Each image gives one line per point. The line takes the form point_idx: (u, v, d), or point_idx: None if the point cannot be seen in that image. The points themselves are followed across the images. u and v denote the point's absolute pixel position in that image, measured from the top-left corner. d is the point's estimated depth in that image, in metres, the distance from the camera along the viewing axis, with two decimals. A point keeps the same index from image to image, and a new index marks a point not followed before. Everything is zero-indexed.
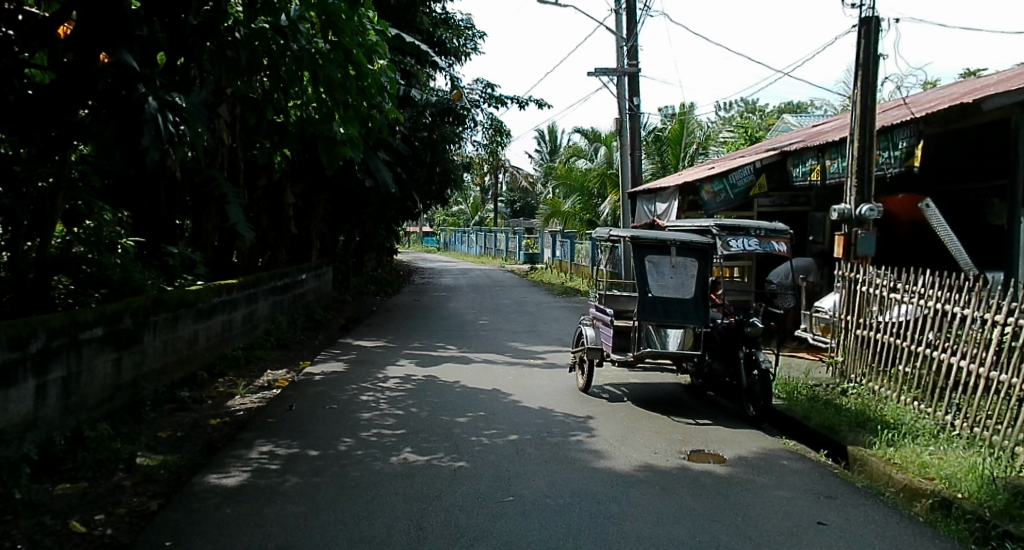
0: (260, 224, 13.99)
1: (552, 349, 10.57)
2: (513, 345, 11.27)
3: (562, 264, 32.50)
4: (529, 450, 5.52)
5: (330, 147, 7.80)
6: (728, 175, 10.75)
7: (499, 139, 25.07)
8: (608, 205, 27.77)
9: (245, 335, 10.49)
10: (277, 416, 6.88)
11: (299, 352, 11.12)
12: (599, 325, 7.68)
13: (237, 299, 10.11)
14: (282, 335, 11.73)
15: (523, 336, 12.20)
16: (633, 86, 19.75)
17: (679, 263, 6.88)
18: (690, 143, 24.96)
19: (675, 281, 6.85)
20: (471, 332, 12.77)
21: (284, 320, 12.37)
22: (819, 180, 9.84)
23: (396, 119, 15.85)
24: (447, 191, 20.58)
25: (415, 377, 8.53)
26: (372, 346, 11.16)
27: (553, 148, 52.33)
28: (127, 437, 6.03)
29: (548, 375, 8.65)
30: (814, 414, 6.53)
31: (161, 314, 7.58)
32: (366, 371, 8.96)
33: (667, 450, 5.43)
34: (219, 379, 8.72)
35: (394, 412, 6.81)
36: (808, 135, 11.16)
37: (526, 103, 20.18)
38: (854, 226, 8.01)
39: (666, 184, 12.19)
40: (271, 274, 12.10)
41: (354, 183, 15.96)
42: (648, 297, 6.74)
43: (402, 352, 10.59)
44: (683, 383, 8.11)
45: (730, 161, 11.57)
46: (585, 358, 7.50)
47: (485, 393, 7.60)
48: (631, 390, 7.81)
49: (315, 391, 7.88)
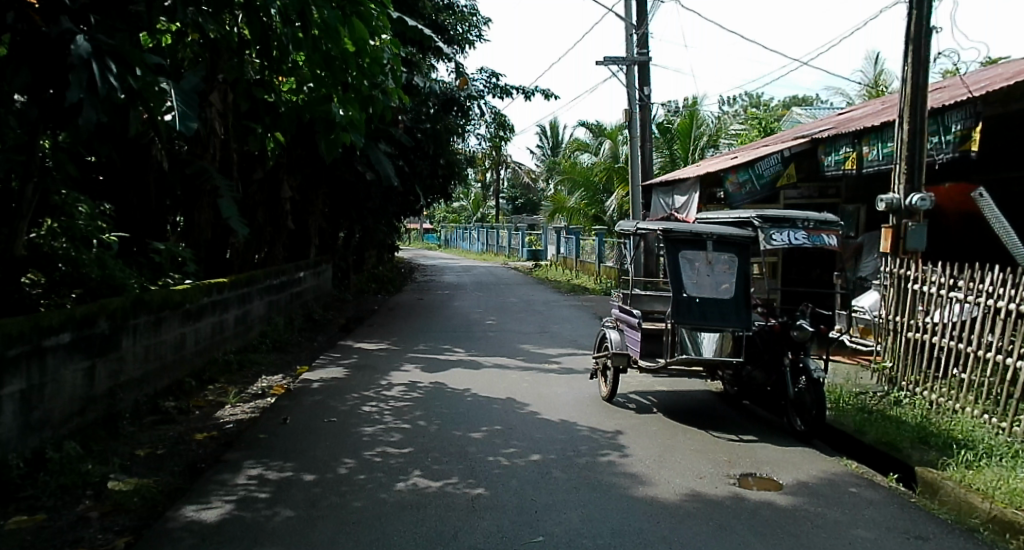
0: (255, 220, 13.30)
1: (567, 353, 9.88)
2: (524, 347, 10.60)
3: (568, 262, 31.85)
4: (557, 474, 4.83)
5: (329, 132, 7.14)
6: (754, 164, 10.08)
7: (502, 132, 24.34)
8: (615, 200, 27.09)
9: (238, 338, 9.81)
10: (270, 430, 6.20)
11: (297, 356, 10.44)
12: (624, 329, 7.00)
13: (229, 300, 9.42)
14: (279, 337, 11.05)
15: (534, 337, 11.53)
16: (643, 75, 19.03)
17: (716, 259, 6.18)
18: (700, 136, 24.27)
19: (711, 280, 6.13)
20: (478, 333, 12.07)
21: (281, 321, 11.69)
22: (854, 169, 9.13)
23: (398, 109, 15.16)
24: (451, 186, 19.88)
25: (422, 384, 7.85)
26: (375, 350, 10.48)
27: (555, 143, 51.62)
28: (99, 457, 5.34)
29: (566, 381, 7.96)
30: (868, 428, 5.83)
31: (143, 316, 6.88)
32: (369, 378, 8.27)
33: (713, 475, 4.73)
34: (208, 386, 8.04)
35: (400, 426, 6.12)
36: (840, 122, 10.44)
37: (532, 94, 19.46)
38: (904, 217, 7.30)
39: (685, 175, 11.44)
40: (267, 272, 11.41)
41: (355, 176, 15.28)
42: (683, 298, 6.03)
43: (407, 355, 9.91)
44: (715, 392, 7.43)
45: (753, 151, 10.86)
46: (610, 365, 6.83)
47: (499, 403, 6.91)
48: (661, 399, 7.12)
49: (313, 401, 7.20)
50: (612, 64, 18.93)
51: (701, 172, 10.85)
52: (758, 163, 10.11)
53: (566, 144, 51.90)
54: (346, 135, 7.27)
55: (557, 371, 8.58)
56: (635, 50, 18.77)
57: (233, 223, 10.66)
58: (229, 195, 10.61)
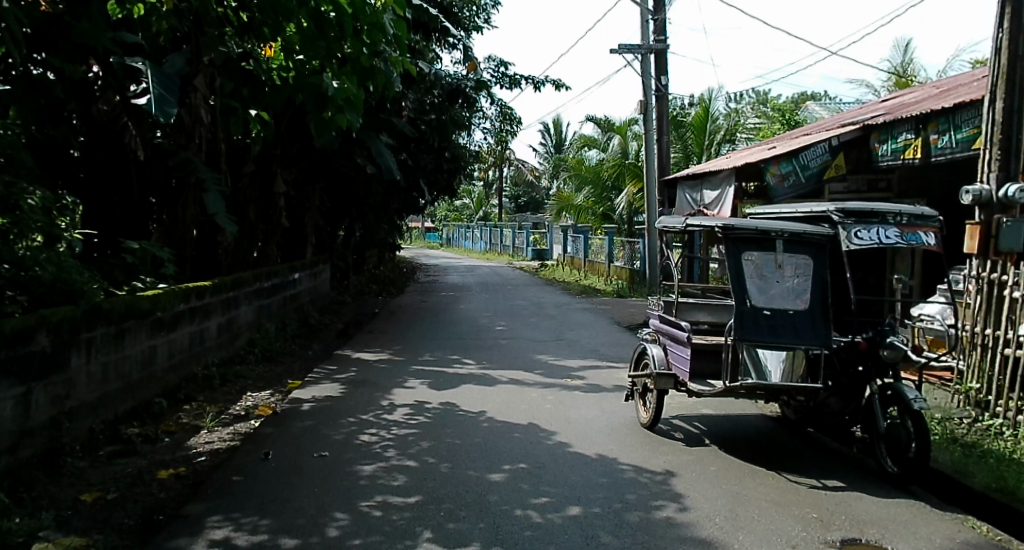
0: (246, 217, 12.24)
1: (590, 367, 8.83)
2: (540, 358, 9.56)
3: (574, 262, 30.83)
4: (607, 539, 3.75)
5: (320, 110, 6.18)
6: (798, 154, 9.09)
7: (508, 126, 23.28)
8: (625, 197, 26.02)
9: (222, 349, 8.75)
10: (247, 469, 5.14)
11: (289, 368, 9.40)
12: (669, 345, 5.97)
13: (212, 306, 8.37)
14: (270, 346, 10.02)
15: (550, 346, 10.49)
16: (661, 64, 17.95)
17: (787, 263, 5.10)
18: (716, 130, 23.20)
19: (784, 288, 5.06)
20: (487, 341, 11.00)
21: (272, 328, 10.66)
22: (917, 158, 8.06)
23: (401, 98, 14.12)
24: (455, 181, 18.85)
25: (429, 405, 6.81)
26: (375, 361, 9.44)
27: (559, 140, 50.61)
28: (29, 509, 4.28)
29: (594, 403, 6.92)
30: (971, 469, 4.74)
31: (101, 328, 5.81)
32: (369, 397, 7.23)
33: (807, 542, 3.69)
34: (183, 407, 6.98)
35: (404, 465, 5.06)
36: (892, 106, 9.40)
37: (543, 84, 18.40)
38: (997, 212, 6.19)
39: (717, 169, 10.34)
40: (257, 274, 10.36)
41: (355, 170, 14.24)
42: (748, 309, 5.00)
43: (411, 368, 8.86)
44: (771, 417, 6.37)
45: (794, 140, 9.84)
46: (653, 387, 5.80)
47: (521, 432, 5.86)
48: (711, 426, 6.07)
49: (302, 428, 6.13)
50: (627, 52, 17.89)
51: (736, 164, 9.74)
52: (802, 152, 9.09)
53: (571, 141, 50.84)
54: (340, 112, 6.15)
55: (583, 390, 7.54)
56: (651, 37, 17.73)
57: (220, 219, 9.62)
58: (214, 189, 9.55)
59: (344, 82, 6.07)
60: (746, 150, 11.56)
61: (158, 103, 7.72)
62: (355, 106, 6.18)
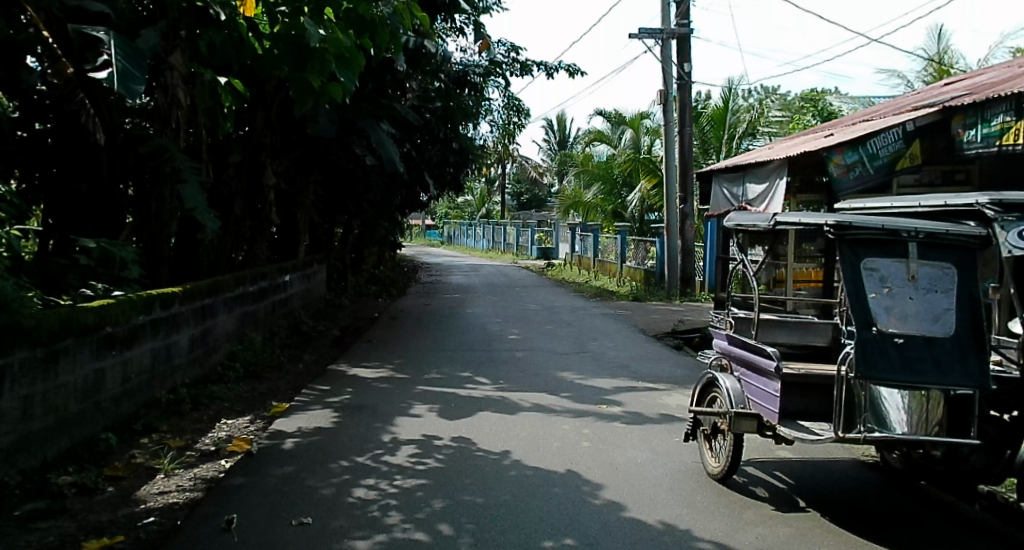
0: (233, 212, 10.98)
1: (624, 388, 7.59)
2: (563, 376, 8.35)
3: (582, 262, 29.60)
4: None
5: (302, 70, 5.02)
6: (867, 141, 7.86)
7: (516, 118, 22.05)
8: (637, 194, 24.76)
9: (196, 365, 7.50)
10: (204, 544, 3.87)
11: (275, 387, 8.15)
12: (748, 375, 4.73)
13: (183, 317, 7.12)
14: (254, 360, 8.79)
15: (573, 360, 9.27)
16: (684, 50, 16.72)
17: (923, 274, 3.84)
18: (736, 123, 21.94)
19: (918, 307, 3.79)
20: (501, 353, 9.77)
21: (258, 338, 9.43)
22: (1017, 144, 6.76)
23: (404, 83, 12.88)
24: (461, 176, 17.61)
25: (441, 444, 5.57)
26: (374, 378, 8.21)
27: (564, 137, 49.26)
28: None
29: (640, 442, 5.68)
30: None
31: (26, 350, 4.53)
32: (367, 430, 5.98)
33: None
34: (141, 441, 5.72)
35: (412, 541, 3.79)
36: (974, 87, 8.15)
37: (556, 71, 17.13)
38: None
39: (766, 160, 8.99)
40: (241, 277, 9.12)
41: (353, 162, 13.01)
42: (874, 335, 3.71)
43: (416, 389, 7.63)
44: (865, 463, 5.12)
45: (856, 127, 8.61)
46: (727, 430, 4.56)
47: (559, 488, 4.60)
48: (798, 478, 4.80)
49: (280, 477, 4.88)
50: (647, 38, 16.64)
51: (792, 154, 8.39)
52: (872, 138, 7.85)
53: (575, 138, 49.56)
54: (324, 68, 4.97)
55: (622, 421, 6.30)
56: (673, 21, 16.50)
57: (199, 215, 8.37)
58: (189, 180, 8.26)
59: (332, 30, 4.96)
60: (790, 141, 10.28)
61: (122, 77, 6.30)
62: (351, 64, 5.06)
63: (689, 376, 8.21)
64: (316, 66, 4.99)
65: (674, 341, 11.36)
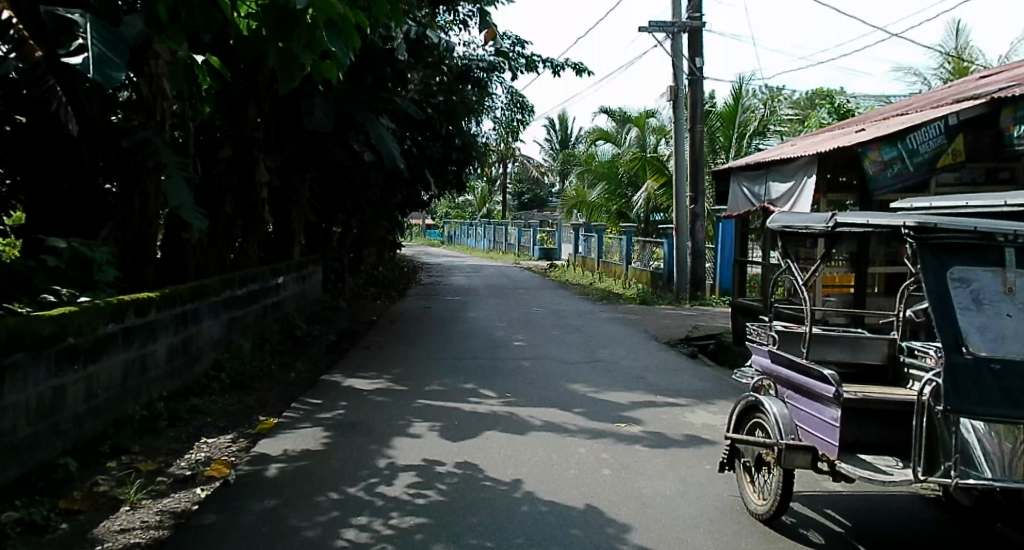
0: (223, 211, 10.36)
1: (642, 404, 6.97)
2: (575, 388, 7.74)
3: (585, 263, 28.99)
4: None
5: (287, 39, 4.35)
6: (908, 135, 7.24)
7: (520, 115, 21.44)
8: (643, 194, 24.11)
9: (177, 376, 6.90)
10: None
11: (264, 399, 7.55)
12: (796, 398, 4.12)
13: (161, 324, 6.50)
14: (242, 370, 8.19)
15: (584, 370, 8.67)
16: (695, 44, 16.15)
17: (1018, 284, 3.33)
18: (747, 121, 21.34)
19: (1017, 323, 3.25)
20: (507, 362, 9.15)
21: (247, 345, 8.81)
22: None
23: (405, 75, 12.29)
24: (464, 174, 17.02)
25: (443, 471, 4.96)
26: (370, 390, 7.61)
27: (565, 136, 48.58)
28: None
29: (667, 469, 5.07)
30: None
31: None
32: (361, 453, 5.38)
33: None
34: (108, 465, 5.11)
35: None
36: (1021, 78, 7.57)
37: (562, 67, 16.51)
38: None
39: (794, 156, 8.34)
40: (228, 279, 8.51)
41: (351, 159, 12.40)
42: (968, 360, 3.10)
43: (416, 403, 7.03)
44: (926, 498, 4.51)
45: (891, 121, 8.02)
46: (775, 461, 3.96)
47: (580, 529, 3.99)
48: (854, 518, 4.18)
49: (260, 514, 4.25)
50: (657, 31, 16.03)
51: (824, 149, 7.73)
52: (912, 132, 7.23)
53: (578, 137, 48.92)
54: (313, 41, 4.35)
55: (644, 443, 5.70)
56: (684, 13, 15.90)
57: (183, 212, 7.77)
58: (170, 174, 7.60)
59: None
60: (813, 139, 9.66)
61: (98, 63, 5.57)
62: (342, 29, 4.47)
63: (710, 389, 7.59)
64: (304, 38, 4.35)
65: (689, 349, 10.73)
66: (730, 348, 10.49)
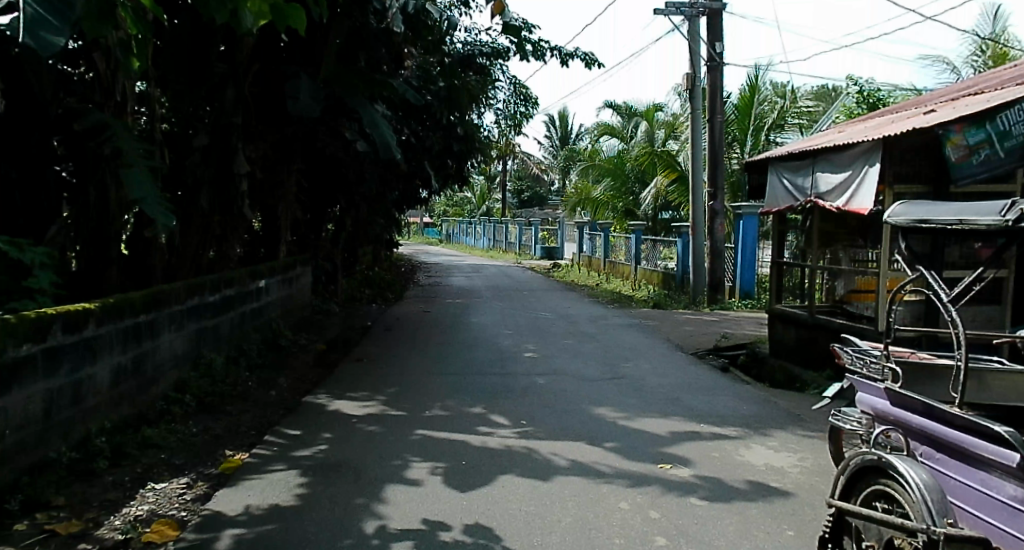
0: (198, 206, 9.17)
1: (685, 436, 5.81)
2: (601, 413, 6.58)
3: (590, 263, 27.82)
4: None
5: None
6: (999, 114, 6.10)
7: (524, 108, 20.30)
8: (652, 190, 22.90)
9: (128, 402, 5.75)
10: None
11: (234, 427, 6.39)
12: (941, 460, 2.99)
13: (104, 341, 5.33)
14: (211, 391, 7.03)
15: (608, 389, 7.52)
16: (714, 28, 15.05)
17: None
18: (764, 114, 20.22)
19: None
20: (517, 378, 7.98)
21: (219, 360, 7.63)
22: None
23: (402, 56, 11.14)
24: (466, 168, 15.88)
25: (450, 541, 3.81)
26: (360, 416, 6.44)
27: (566, 133, 47.49)
28: None
29: (740, 536, 3.90)
30: None
31: None
32: (344, 511, 4.23)
33: None
34: (15, 529, 3.95)
35: None
36: None
37: (572, 56, 15.28)
38: None
39: (851, 141, 7.18)
40: (197, 283, 7.35)
41: (343, 149, 11.25)
42: None
43: (414, 435, 5.86)
44: None
45: (964, 100, 6.93)
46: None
47: None
48: None
49: None
50: (675, 13, 14.88)
51: (892, 132, 6.58)
52: (1004, 110, 6.08)
53: (578, 133, 47.76)
54: None
55: (700, 494, 4.53)
56: None
57: (145, 207, 6.63)
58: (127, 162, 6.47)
59: None
60: (863, 124, 8.54)
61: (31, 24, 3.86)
62: None
63: (761, 415, 6.42)
64: None
65: (719, 361, 9.55)
66: (766, 361, 9.33)
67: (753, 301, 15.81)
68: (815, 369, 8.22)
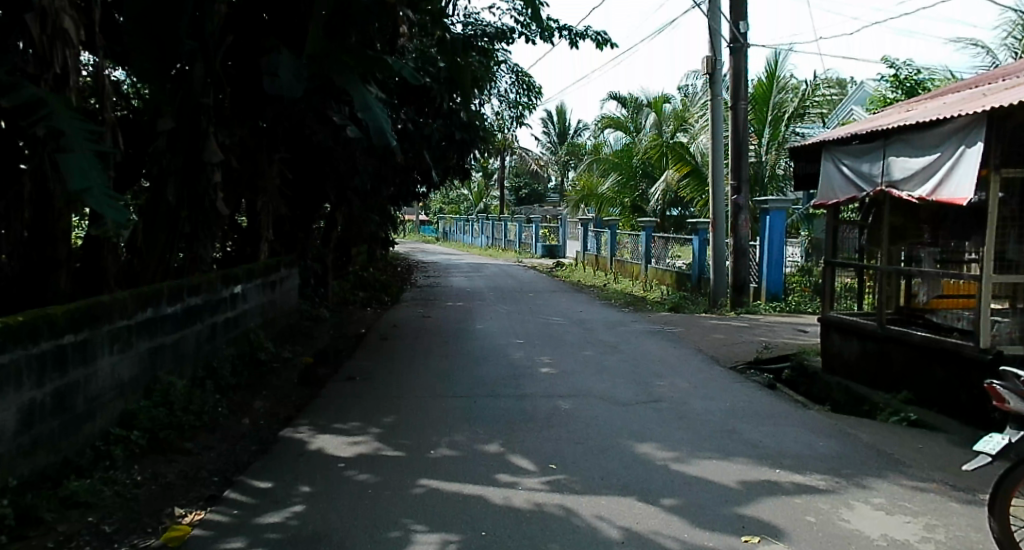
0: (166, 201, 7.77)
1: (763, 489, 4.54)
2: (647, 452, 5.31)
3: (595, 261, 26.52)
4: None
5: None
6: None
7: (527, 98, 19.01)
8: (662, 185, 21.63)
9: (48, 449, 4.46)
10: None
11: (191, 473, 5.12)
12: None
13: (6, 376, 4.05)
14: (167, 423, 5.75)
15: (648, 417, 6.25)
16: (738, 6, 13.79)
17: None
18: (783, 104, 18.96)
19: None
20: (536, 403, 6.70)
21: (181, 384, 6.35)
22: None
23: (398, 31, 9.86)
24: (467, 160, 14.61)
25: None
26: (346, 458, 5.15)
27: (564, 129, 46.09)
28: None
29: None
30: None
31: None
32: None
33: None
34: None
35: None
36: None
37: (583, 37, 14.00)
38: None
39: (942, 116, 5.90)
40: (150, 292, 6.05)
41: (332, 136, 9.95)
42: None
43: (415, 487, 4.58)
44: None
45: None
46: None
47: None
48: None
49: None
50: None
51: (1004, 104, 5.31)
52: None
53: (578, 128, 46.35)
54: None
55: None
56: None
57: (92, 202, 5.12)
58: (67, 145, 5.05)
59: None
60: (937, 101, 7.29)
61: None
62: None
63: (846, 457, 5.16)
64: None
65: (764, 377, 8.30)
66: (821, 377, 8.06)
67: (780, 303, 14.59)
68: (886, 389, 6.98)
